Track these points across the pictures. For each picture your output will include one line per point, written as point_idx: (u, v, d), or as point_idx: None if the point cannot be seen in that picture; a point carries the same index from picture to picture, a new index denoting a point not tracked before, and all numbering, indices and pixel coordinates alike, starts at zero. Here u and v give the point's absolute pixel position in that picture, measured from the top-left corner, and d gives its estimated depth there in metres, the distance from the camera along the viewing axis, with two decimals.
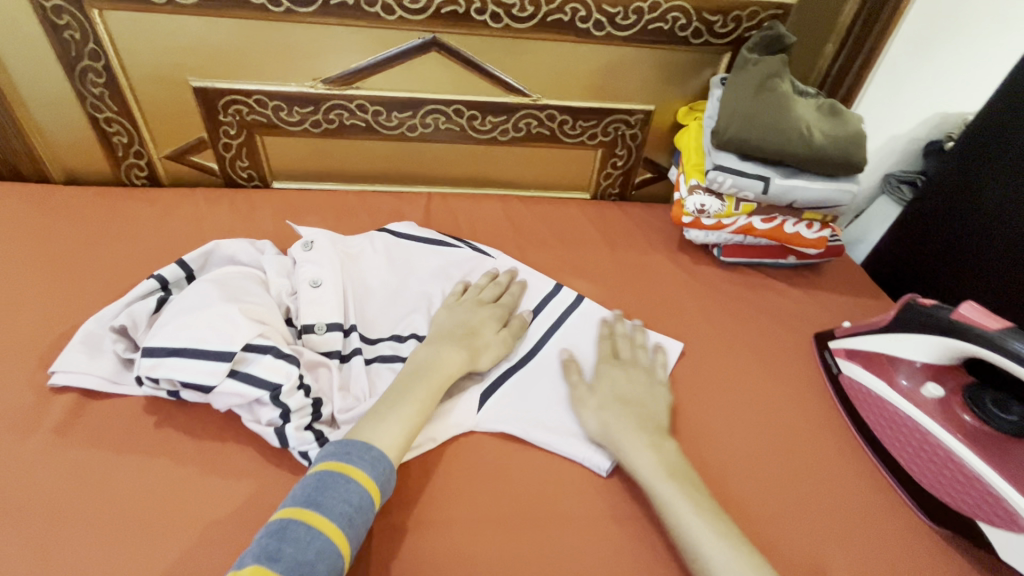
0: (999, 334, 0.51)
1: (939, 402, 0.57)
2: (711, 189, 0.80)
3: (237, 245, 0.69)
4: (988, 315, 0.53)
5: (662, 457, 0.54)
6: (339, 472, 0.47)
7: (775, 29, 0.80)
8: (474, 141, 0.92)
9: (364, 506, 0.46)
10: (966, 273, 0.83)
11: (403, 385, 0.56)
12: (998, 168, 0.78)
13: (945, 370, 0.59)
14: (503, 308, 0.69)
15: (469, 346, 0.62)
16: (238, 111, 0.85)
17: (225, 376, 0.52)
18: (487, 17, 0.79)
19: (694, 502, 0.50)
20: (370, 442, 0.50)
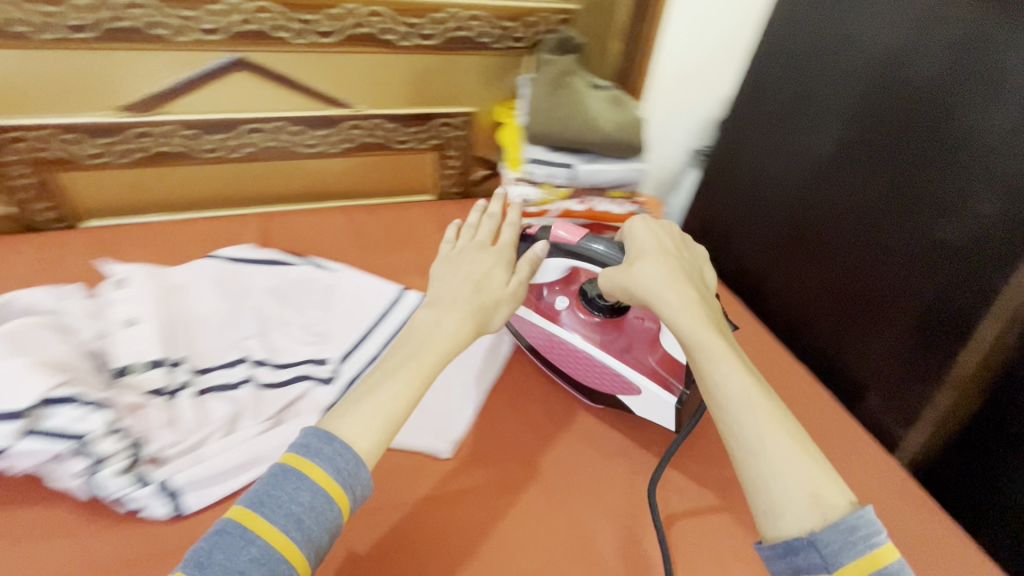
0: (583, 243, 0.66)
1: (566, 309, 0.73)
2: (529, 180, 0.85)
3: (37, 292, 0.64)
4: (574, 229, 0.67)
5: (697, 314, 0.54)
6: (304, 469, 0.46)
7: (563, 32, 0.88)
8: (305, 156, 0.90)
9: (319, 505, 0.45)
10: (753, 228, 1.01)
11: (305, 386, 0.52)
12: (756, 135, 0.98)
13: (560, 284, 0.75)
14: (506, 249, 0.67)
15: (477, 302, 0.60)
16: (23, 148, 0.77)
17: (20, 436, 0.48)
18: (289, 34, 0.77)
19: (730, 351, 0.52)
20: (333, 433, 0.48)
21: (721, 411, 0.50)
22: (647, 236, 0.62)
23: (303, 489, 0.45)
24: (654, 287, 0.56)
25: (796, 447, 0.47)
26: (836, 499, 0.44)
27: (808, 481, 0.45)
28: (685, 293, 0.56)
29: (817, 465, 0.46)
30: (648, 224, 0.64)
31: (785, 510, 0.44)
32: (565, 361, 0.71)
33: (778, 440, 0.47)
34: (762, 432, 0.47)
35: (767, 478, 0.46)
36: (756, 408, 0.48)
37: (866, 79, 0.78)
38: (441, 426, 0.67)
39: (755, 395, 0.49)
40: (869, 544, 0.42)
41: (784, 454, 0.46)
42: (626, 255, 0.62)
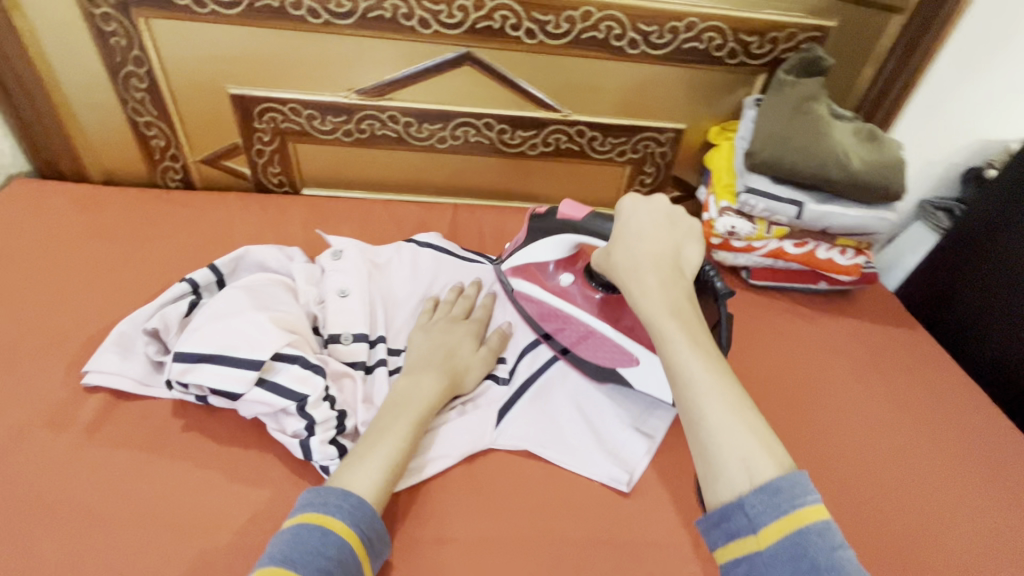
0: (590, 220, 0.62)
1: (570, 286, 0.68)
2: (742, 211, 0.76)
3: (268, 251, 0.69)
4: (579, 207, 0.64)
5: (670, 298, 0.50)
6: (317, 525, 0.45)
7: (813, 51, 0.76)
8: (504, 155, 0.91)
9: (345, 560, 0.45)
10: None
11: (383, 420, 0.54)
12: None
13: (572, 260, 0.70)
14: (478, 322, 0.68)
15: (451, 366, 0.61)
16: (272, 119, 0.86)
17: (254, 385, 0.52)
18: (522, 33, 0.77)
19: (692, 332, 0.47)
20: (348, 489, 0.49)
21: (676, 383, 0.46)
22: (641, 224, 0.56)
23: (329, 544, 0.45)
24: (643, 272, 0.52)
25: (742, 411, 0.43)
26: (774, 462, 0.41)
27: (742, 444, 0.41)
28: (670, 279, 0.51)
29: (751, 425, 0.42)
30: (650, 213, 0.57)
31: (720, 470, 0.41)
32: (576, 342, 0.67)
33: (718, 407, 0.43)
34: (706, 397, 0.44)
35: (711, 444, 0.42)
36: (703, 377, 0.45)
37: None
38: (619, 459, 0.60)
39: (699, 370, 0.45)
40: (800, 501, 0.39)
41: (729, 417, 0.43)
42: (618, 241, 0.56)
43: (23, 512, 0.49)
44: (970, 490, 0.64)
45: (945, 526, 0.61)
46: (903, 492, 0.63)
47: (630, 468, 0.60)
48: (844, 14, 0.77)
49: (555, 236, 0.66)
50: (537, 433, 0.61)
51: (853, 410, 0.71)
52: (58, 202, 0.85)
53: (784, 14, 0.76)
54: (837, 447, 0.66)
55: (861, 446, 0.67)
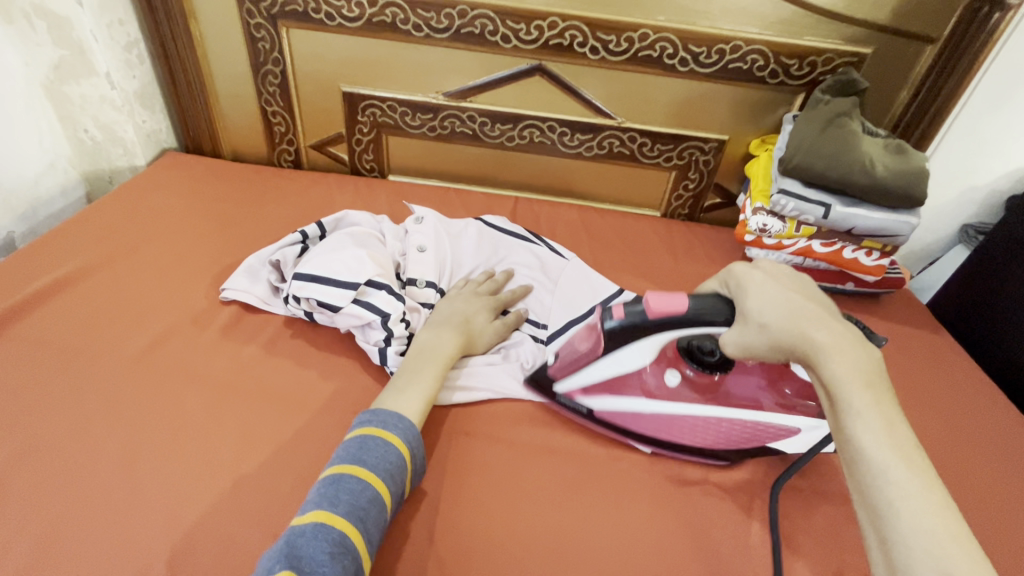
0: (695, 305, 0.55)
1: (671, 381, 0.64)
2: (774, 211, 0.84)
3: (362, 215, 0.84)
4: (671, 297, 0.55)
5: (854, 371, 0.46)
6: (377, 437, 0.53)
7: (848, 74, 0.85)
8: (562, 154, 1.04)
9: (402, 465, 0.53)
10: None
11: (415, 363, 0.63)
12: None
13: (658, 352, 0.64)
14: (498, 300, 0.76)
15: (466, 329, 0.69)
16: (373, 113, 1.03)
17: (351, 301, 0.66)
18: (587, 50, 0.91)
19: (881, 407, 0.44)
20: (400, 412, 0.57)
21: (858, 463, 0.43)
22: (782, 280, 0.53)
23: (390, 453, 0.53)
24: (812, 327, 0.49)
25: (939, 513, 0.40)
26: (974, 571, 0.37)
27: (945, 553, 0.38)
28: (841, 336, 0.48)
29: (951, 530, 0.39)
30: (784, 272, 0.55)
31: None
32: (712, 441, 0.63)
33: (909, 501, 0.40)
34: (898, 489, 0.41)
35: (900, 540, 0.39)
36: (897, 466, 0.42)
37: None
38: None
39: (885, 456, 0.42)
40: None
41: (923, 512, 0.40)
42: (758, 298, 0.52)
43: (177, 377, 0.65)
44: (978, 474, 0.69)
45: (946, 499, 0.65)
46: None
47: None
48: (880, 43, 0.86)
49: (657, 337, 0.57)
50: None
51: None
52: (201, 170, 1.05)
53: (823, 41, 0.86)
54: None
55: None
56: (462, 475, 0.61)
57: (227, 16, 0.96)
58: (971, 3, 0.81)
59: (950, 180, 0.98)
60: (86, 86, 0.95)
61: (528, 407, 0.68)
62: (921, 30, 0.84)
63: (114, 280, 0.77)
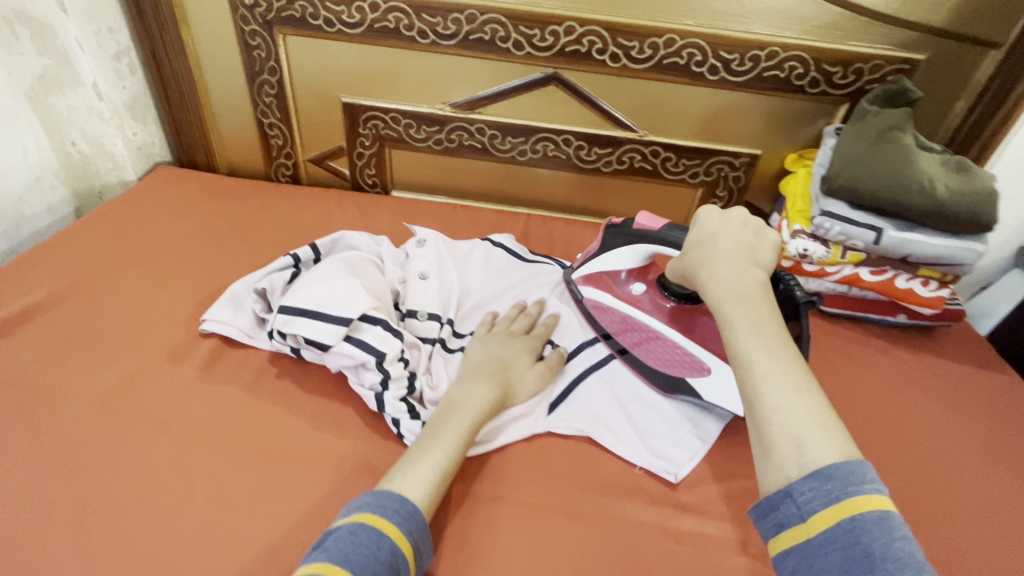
0: (666, 230, 0.64)
1: (644, 295, 0.70)
2: (816, 234, 0.75)
3: (360, 236, 0.76)
4: (656, 219, 0.66)
5: (740, 287, 0.51)
6: (372, 527, 0.45)
7: (899, 82, 0.76)
8: (579, 169, 0.96)
9: (397, 566, 0.43)
10: None
11: (434, 426, 0.54)
12: None
13: (645, 271, 0.72)
14: (537, 338, 0.68)
15: (504, 378, 0.61)
16: (375, 125, 0.96)
17: (342, 339, 0.58)
18: (607, 57, 0.83)
19: (762, 321, 0.48)
20: (405, 495, 0.48)
21: (737, 366, 0.47)
22: (717, 222, 0.57)
23: (381, 551, 0.43)
24: (714, 260, 0.54)
25: (805, 397, 0.43)
26: (831, 451, 0.41)
27: (799, 427, 0.42)
28: (739, 269, 0.52)
29: (811, 412, 0.42)
30: (730, 216, 0.57)
31: (771, 451, 0.42)
32: (648, 351, 0.68)
33: (779, 390, 0.44)
34: (770, 383, 0.44)
35: (766, 424, 0.43)
36: (771, 364, 0.45)
37: None
38: (669, 452, 0.61)
39: (764, 358, 0.46)
40: (852, 489, 0.39)
41: (793, 401, 0.43)
42: (692, 239, 0.58)
43: (146, 424, 0.57)
44: None
45: None
46: (982, 533, 0.59)
47: (678, 463, 0.60)
48: (936, 49, 0.77)
49: (627, 245, 0.68)
50: (591, 418, 0.63)
51: (928, 444, 0.67)
52: (192, 185, 0.99)
53: (870, 46, 0.78)
54: (905, 475, 0.64)
55: (935, 482, 0.64)
56: (463, 543, 0.52)
57: (222, 23, 0.90)
58: None
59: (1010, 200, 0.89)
60: (73, 97, 0.89)
61: (542, 460, 0.60)
62: (983, 34, 0.75)
63: (90, 308, 0.71)
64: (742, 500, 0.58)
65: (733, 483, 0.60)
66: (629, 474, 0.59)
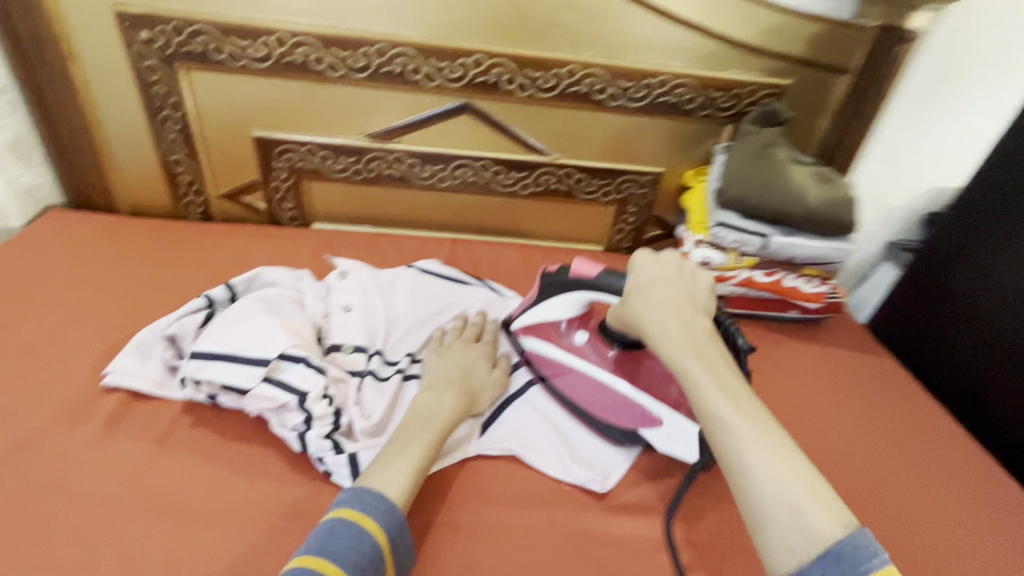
0: (603, 277, 0.64)
1: (589, 346, 0.68)
2: (715, 243, 0.84)
3: (280, 272, 0.75)
4: (593, 264, 0.65)
5: (693, 342, 0.52)
6: (351, 522, 0.46)
7: (772, 105, 0.86)
8: (498, 194, 0.99)
9: (376, 560, 0.45)
10: (985, 348, 0.82)
11: (408, 432, 0.56)
12: (994, 240, 0.82)
13: (587, 318, 0.70)
14: (489, 343, 0.70)
15: (467, 386, 0.63)
16: (290, 158, 0.95)
17: (261, 380, 0.57)
18: (515, 87, 0.88)
19: (718, 375, 0.50)
20: (383, 492, 0.49)
21: (712, 428, 0.48)
22: (655, 271, 0.59)
23: (359, 547, 0.45)
24: (658, 313, 0.55)
25: (784, 458, 0.44)
26: (831, 522, 0.41)
27: (790, 494, 0.42)
28: (686, 321, 0.54)
29: (796, 474, 0.43)
30: (665, 261, 0.60)
31: (768, 522, 0.42)
32: (603, 408, 0.65)
33: (758, 450, 0.45)
34: (747, 445, 0.45)
35: (757, 490, 0.43)
36: (740, 424, 0.46)
37: None
38: (595, 462, 0.64)
39: (732, 415, 0.47)
40: (866, 566, 0.38)
41: (772, 464, 0.44)
42: (632, 286, 0.60)
43: (42, 494, 0.52)
44: (940, 500, 0.67)
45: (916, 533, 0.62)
46: (871, 502, 0.65)
47: (604, 471, 0.63)
48: (799, 75, 0.88)
49: (569, 293, 0.66)
50: (521, 438, 0.64)
51: (825, 425, 0.75)
52: (87, 227, 0.92)
53: (744, 74, 0.87)
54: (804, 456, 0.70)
55: (832, 460, 0.70)
56: None
57: (115, 58, 0.86)
58: (879, 35, 0.84)
59: (875, 203, 1.01)
60: None
61: (472, 480, 0.61)
62: (834, 61, 0.86)
63: None
64: (661, 500, 0.62)
65: (654, 483, 0.63)
66: (560, 485, 0.61)
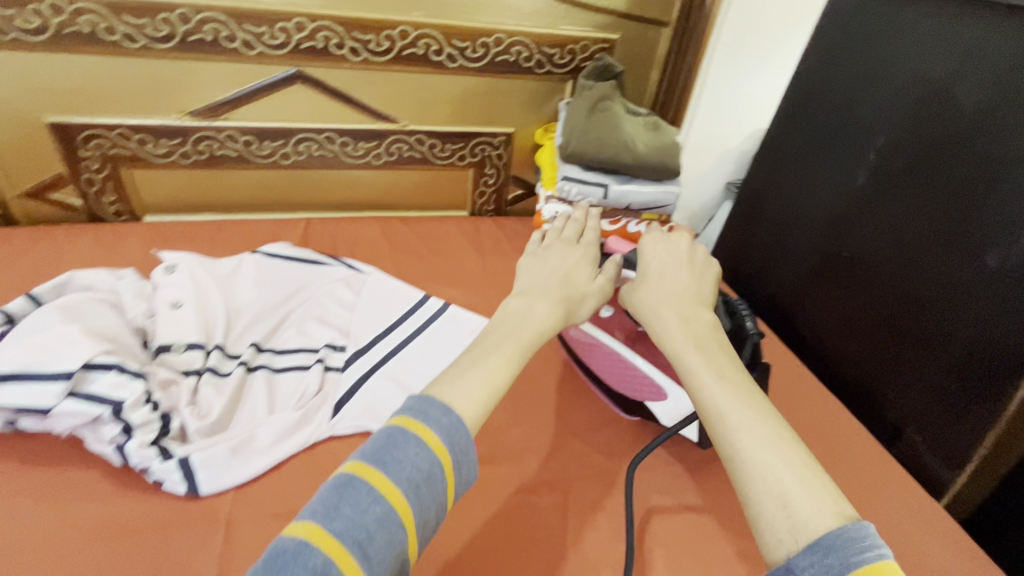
0: (643, 254, 0.64)
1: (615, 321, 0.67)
2: (562, 198, 0.86)
3: (96, 274, 0.68)
4: (634, 241, 0.65)
5: (694, 334, 0.52)
6: (412, 432, 0.41)
7: (605, 60, 0.90)
8: (350, 166, 0.95)
9: (434, 477, 0.40)
10: (796, 276, 0.90)
11: (491, 341, 0.50)
12: (795, 176, 0.89)
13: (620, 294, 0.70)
14: (593, 245, 0.64)
15: (567, 292, 0.57)
16: (100, 145, 0.84)
17: (63, 397, 0.51)
18: (347, 51, 0.83)
19: (716, 365, 0.49)
20: (451, 406, 0.43)
21: (708, 416, 0.46)
22: (662, 262, 0.59)
23: (417, 459, 0.39)
24: (659, 307, 0.55)
25: (783, 447, 0.42)
26: (822, 514, 0.38)
27: (787, 482, 0.40)
28: (690, 316, 0.54)
29: (791, 462, 0.41)
30: (680, 254, 0.60)
31: (757, 510, 0.40)
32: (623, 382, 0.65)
33: (755, 437, 0.43)
34: (740, 433, 0.43)
35: (750, 476, 0.41)
36: (735, 410, 0.45)
37: (906, 108, 0.72)
38: None
39: (731, 405, 0.45)
40: (856, 560, 0.34)
41: (772, 449, 0.42)
42: (644, 274, 0.59)
43: None
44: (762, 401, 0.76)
45: None
46: None
47: None
48: (625, 29, 0.92)
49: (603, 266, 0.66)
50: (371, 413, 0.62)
51: None
52: None
53: (576, 29, 0.90)
54: None
55: None
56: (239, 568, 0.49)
57: None
58: None
59: (710, 148, 1.09)
60: None
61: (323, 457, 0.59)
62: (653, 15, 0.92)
63: None
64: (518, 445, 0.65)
65: None
66: None
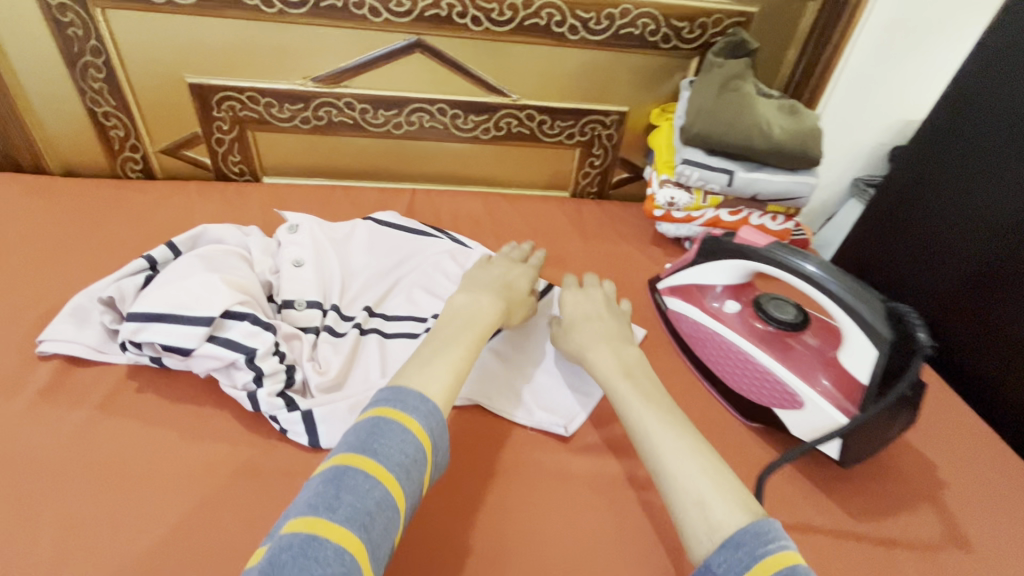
0: (771, 248, 0.59)
1: (737, 316, 0.64)
2: (680, 182, 0.81)
3: (226, 228, 0.70)
4: (758, 233, 0.61)
5: (621, 363, 0.57)
6: (396, 421, 0.44)
7: (739, 34, 0.82)
8: (457, 139, 0.95)
9: (419, 459, 0.43)
10: (949, 278, 0.83)
11: (448, 331, 0.57)
12: (957, 168, 0.82)
13: (742, 289, 0.66)
14: (533, 267, 0.74)
15: (506, 295, 0.65)
16: (231, 107, 0.88)
17: (204, 340, 0.54)
18: (468, 20, 0.82)
19: (645, 392, 0.53)
20: (426, 394, 0.47)
21: (637, 437, 0.50)
22: (584, 306, 0.66)
23: (400, 445, 0.43)
24: (585, 339, 0.61)
25: (719, 473, 0.45)
26: (734, 516, 0.42)
27: (724, 506, 0.42)
28: (619, 350, 0.59)
29: (726, 484, 0.44)
30: (594, 298, 0.68)
31: (684, 524, 0.44)
32: (743, 381, 0.61)
33: (682, 458, 0.47)
34: (665, 452, 0.48)
35: (677, 491, 0.45)
36: (663, 433, 0.49)
37: None
38: (560, 406, 0.62)
39: (661, 427, 0.50)
40: (761, 551, 0.38)
41: (702, 473, 0.45)
42: (570, 314, 0.66)
43: None
44: None
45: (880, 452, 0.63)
46: None
47: (570, 415, 0.62)
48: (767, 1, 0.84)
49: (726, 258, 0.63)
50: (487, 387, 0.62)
51: None
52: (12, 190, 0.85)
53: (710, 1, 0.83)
54: None
55: None
56: None
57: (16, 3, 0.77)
58: None
59: (842, 138, 1.00)
60: None
61: None
62: None
63: None
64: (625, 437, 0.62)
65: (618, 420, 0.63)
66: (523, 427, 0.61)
